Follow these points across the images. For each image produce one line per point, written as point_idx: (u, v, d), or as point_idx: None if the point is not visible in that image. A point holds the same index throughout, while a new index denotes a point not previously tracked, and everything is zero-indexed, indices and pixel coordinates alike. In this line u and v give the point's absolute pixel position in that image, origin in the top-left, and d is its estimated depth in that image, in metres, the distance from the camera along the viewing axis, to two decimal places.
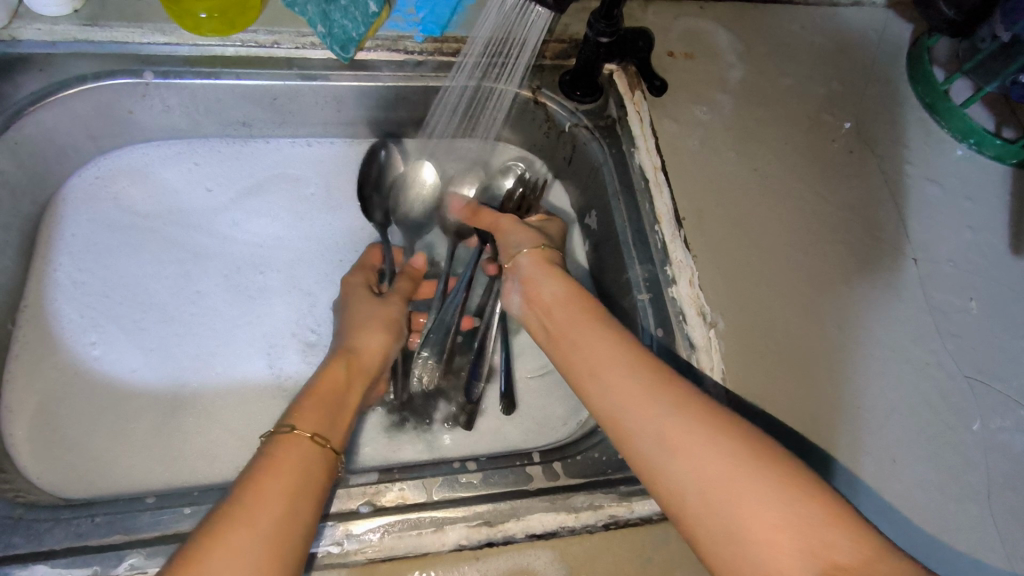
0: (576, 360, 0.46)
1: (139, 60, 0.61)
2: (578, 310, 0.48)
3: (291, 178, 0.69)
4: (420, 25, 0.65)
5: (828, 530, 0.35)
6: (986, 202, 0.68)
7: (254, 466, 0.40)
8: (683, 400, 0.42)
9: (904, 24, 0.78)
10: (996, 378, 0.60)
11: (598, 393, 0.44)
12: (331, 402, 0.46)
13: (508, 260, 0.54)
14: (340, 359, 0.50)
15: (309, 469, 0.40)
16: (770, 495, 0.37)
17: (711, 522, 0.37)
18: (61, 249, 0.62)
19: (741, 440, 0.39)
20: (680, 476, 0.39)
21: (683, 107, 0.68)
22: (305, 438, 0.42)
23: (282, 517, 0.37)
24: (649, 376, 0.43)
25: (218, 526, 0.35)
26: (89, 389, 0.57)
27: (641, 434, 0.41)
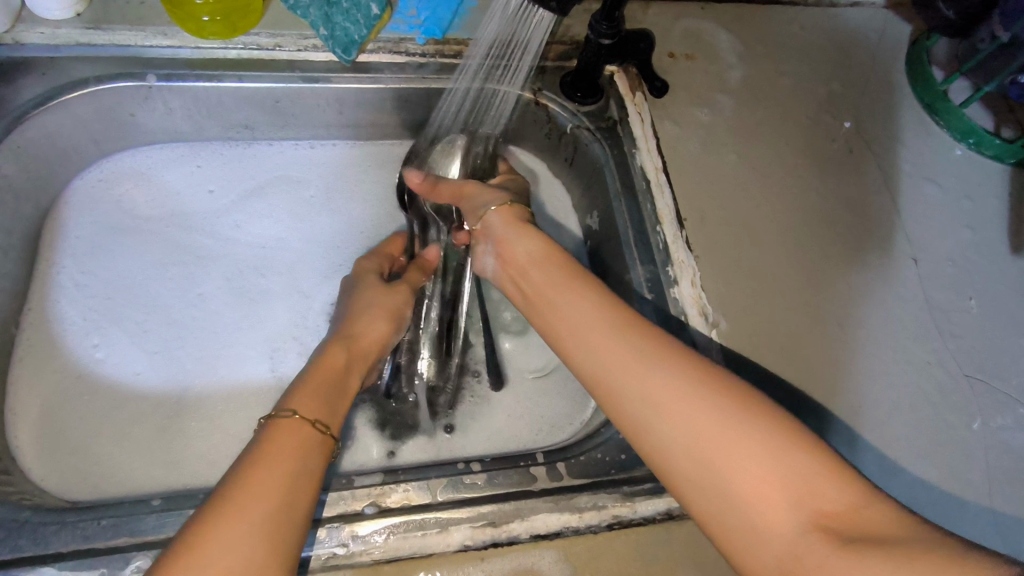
0: (557, 324, 0.46)
1: (141, 63, 0.61)
2: (555, 270, 0.48)
3: (293, 181, 0.70)
4: (421, 27, 0.65)
5: (818, 481, 0.35)
6: (985, 201, 0.69)
7: (248, 453, 0.40)
8: (667, 358, 0.41)
9: (903, 24, 0.78)
10: (996, 376, 0.60)
11: (581, 356, 0.44)
12: (329, 389, 0.47)
13: (479, 222, 0.53)
14: (337, 347, 0.50)
15: (306, 454, 0.41)
16: (759, 449, 0.37)
17: (700, 478, 0.38)
18: (64, 252, 0.62)
19: (729, 396, 0.39)
20: (668, 436, 0.39)
21: (684, 108, 0.68)
22: (305, 422, 0.42)
23: (279, 503, 0.37)
24: (632, 335, 0.43)
25: (215, 515, 0.35)
26: (93, 392, 0.57)
27: (626, 395, 0.41)
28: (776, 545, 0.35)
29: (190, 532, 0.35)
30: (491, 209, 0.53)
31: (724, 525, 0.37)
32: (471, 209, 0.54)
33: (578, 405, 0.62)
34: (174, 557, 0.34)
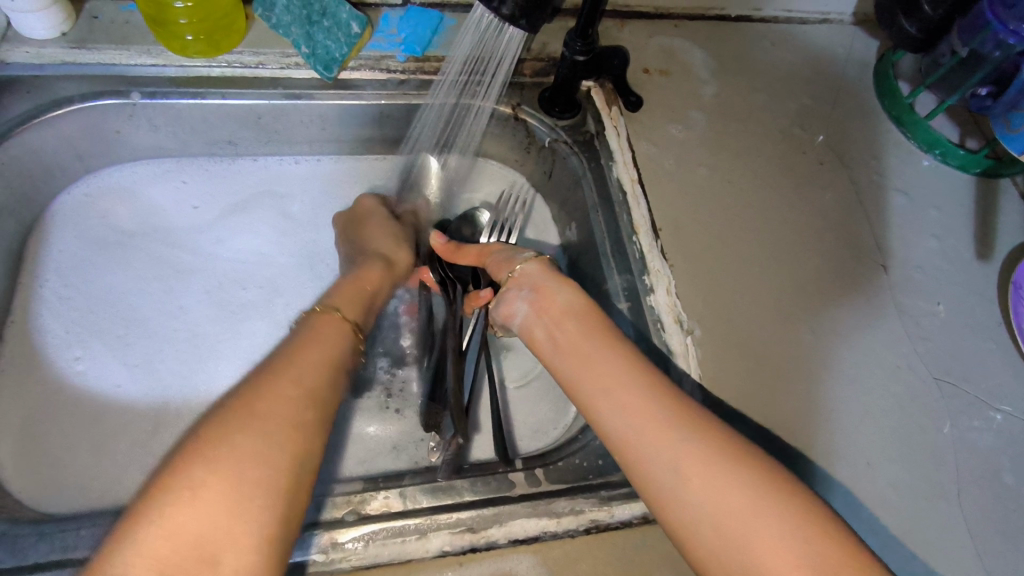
0: (587, 379, 0.47)
1: (126, 81, 0.62)
2: (589, 324, 0.50)
3: (277, 196, 0.71)
4: (402, 45, 0.67)
5: (848, 570, 0.37)
6: (952, 210, 0.71)
7: (293, 338, 0.46)
8: (700, 427, 0.43)
9: (869, 40, 0.80)
10: (966, 380, 0.62)
11: (608, 414, 0.45)
12: (363, 295, 0.54)
13: (514, 270, 0.56)
14: (375, 263, 0.58)
15: (339, 340, 0.47)
16: (790, 532, 0.38)
17: (728, 553, 0.38)
18: (48, 265, 0.63)
19: (757, 471, 0.41)
20: (697, 504, 0.40)
21: (658, 124, 0.70)
22: (337, 316, 0.49)
23: (325, 374, 0.43)
24: (667, 401, 0.45)
25: (271, 376, 0.41)
26: (73, 406, 0.57)
27: (657, 459, 0.42)
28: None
29: (251, 389, 0.40)
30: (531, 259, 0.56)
31: None
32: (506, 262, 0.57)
33: (560, 411, 0.63)
34: (238, 405, 0.39)
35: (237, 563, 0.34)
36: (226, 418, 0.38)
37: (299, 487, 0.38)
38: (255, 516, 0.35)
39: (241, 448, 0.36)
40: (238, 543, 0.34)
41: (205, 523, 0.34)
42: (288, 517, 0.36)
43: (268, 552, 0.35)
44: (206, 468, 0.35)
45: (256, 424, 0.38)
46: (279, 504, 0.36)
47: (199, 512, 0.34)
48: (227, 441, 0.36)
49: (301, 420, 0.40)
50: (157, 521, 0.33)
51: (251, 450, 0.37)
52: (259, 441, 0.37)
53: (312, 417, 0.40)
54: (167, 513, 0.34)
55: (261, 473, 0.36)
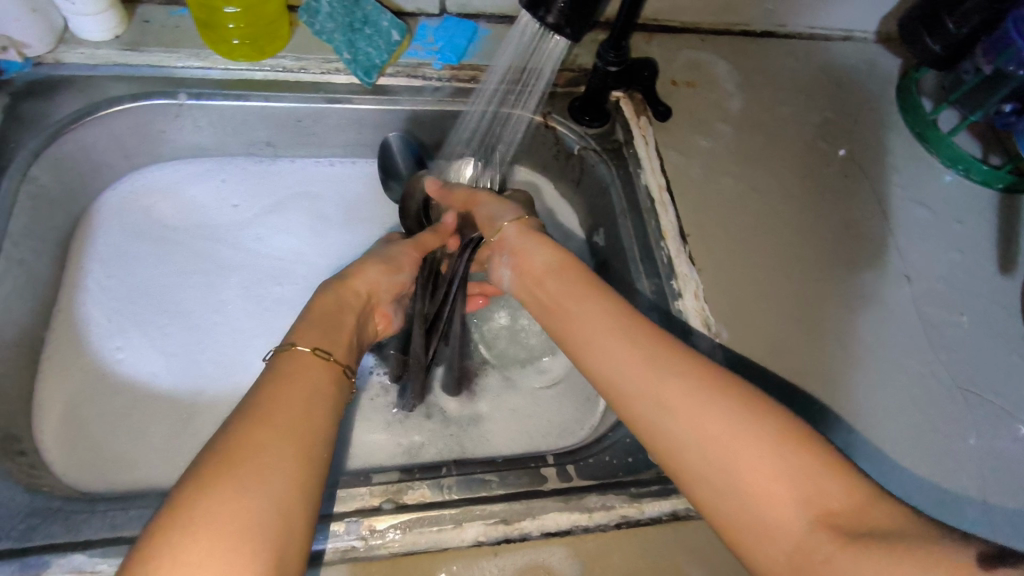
0: (574, 328, 0.49)
1: (174, 83, 0.64)
2: (571, 279, 0.51)
3: (313, 197, 0.73)
4: (439, 53, 0.69)
5: (826, 479, 0.37)
6: (975, 224, 0.72)
7: (263, 381, 0.41)
8: (681, 363, 0.44)
9: (892, 57, 0.82)
10: (989, 391, 0.62)
11: (594, 359, 0.47)
12: (327, 325, 0.49)
13: (496, 232, 0.58)
14: (328, 291, 0.53)
15: (317, 379, 0.43)
16: (766, 449, 0.38)
17: (709, 473, 0.40)
18: (93, 256, 0.65)
19: (734, 395, 0.41)
20: (681, 434, 0.41)
21: (685, 135, 0.72)
22: (310, 353, 0.45)
23: (304, 415, 0.40)
24: (647, 343, 0.45)
25: (241, 429, 0.37)
26: (117, 393, 0.60)
27: (641, 397, 0.44)
28: (781, 539, 0.36)
29: (220, 450, 0.36)
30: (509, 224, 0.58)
31: (737, 524, 0.38)
32: (490, 223, 0.59)
33: (587, 411, 0.64)
34: (210, 468, 0.34)
35: None
36: (195, 486, 0.33)
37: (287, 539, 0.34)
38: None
39: (214, 519, 0.32)
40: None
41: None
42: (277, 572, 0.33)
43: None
44: (179, 547, 0.31)
45: (229, 482, 0.34)
46: (269, 569, 0.32)
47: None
48: (200, 510, 0.32)
49: (283, 473, 0.36)
50: None
51: (229, 516, 0.33)
52: (239, 501, 0.33)
53: (298, 470, 0.36)
54: None
55: (244, 544, 0.32)
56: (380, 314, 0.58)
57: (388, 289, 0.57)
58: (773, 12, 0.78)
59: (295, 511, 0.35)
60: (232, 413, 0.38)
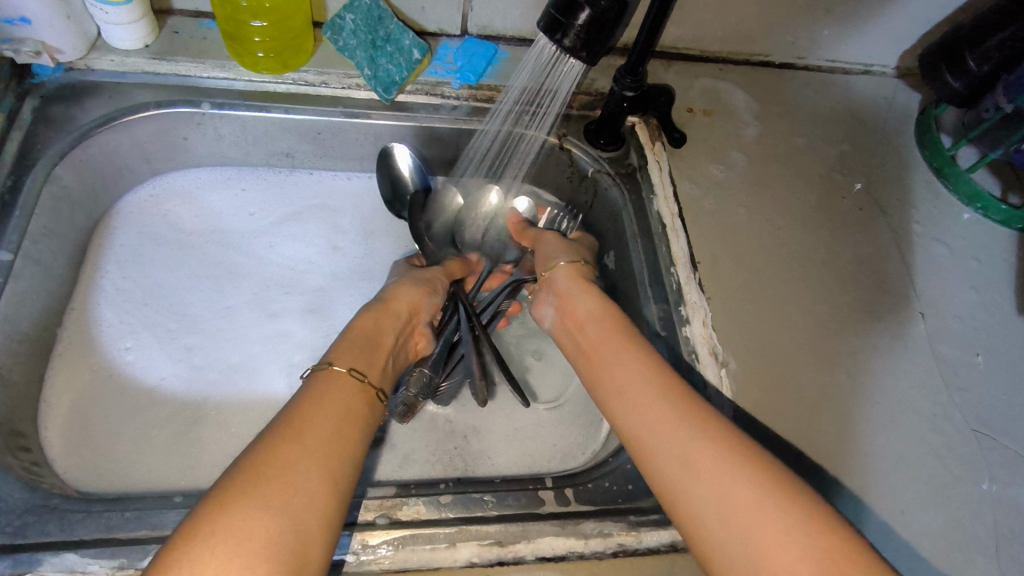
0: (606, 375, 0.50)
1: (199, 92, 0.66)
2: (609, 327, 0.53)
3: (328, 209, 0.74)
4: (458, 73, 0.70)
5: (851, 563, 0.35)
6: (992, 262, 0.71)
7: (300, 397, 0.44)
8: (708, 423, 0.44)
9: (912, 92, 0.81)
10: (1004, 433, 0.61)
11: (624, 411, 0.47)
12: (366, 344, 0.51)
13: (547, 271, 0.60)
14: (370, 310, 0.55)
15: (349, 401, 0.45)
16: (794, 524, 0.37)
17: (729, 541, 0.38)
18: (109, 257, 0.67)
19: (764, 466, 0.41)
20: (702, 494, 0.40)
21: (699, 162, 0.72)
22: (348, 373, 0.47)
23: (334, 450, 0.41)
24: (676, 399, 0.45)
25: (274, 446, 0.39)
26: (121, 394, 0.61)
27: (664, 452, 0.43)
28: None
29: (250, 461, 0.38)
30: (561, 266, 0.60)
31: None
32: (545, 260, 0.61)
33: (589, 435, 0.64)
34: (238, 479, 0.37)
35: None
36: (221, 496, 0.35)
37: (305, 563, 0.35)
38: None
39: (235, 531, 0.34)
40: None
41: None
42: None
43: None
44: (199, 550, 0.33)
45: (256, 496, 0.36)
46: None
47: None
48: (220, 523, 0.34)
49: (304, 497, 0.37)
50: None
51: (249, 531, 0.34)
52: (263, 519, 0.35)
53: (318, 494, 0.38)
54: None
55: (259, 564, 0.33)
56: (422, 335, 0.58)
57: (428, 308, 0.59)
58: (795, 44, 0.77)
59: (312, 537, 0.36)
60: (264, 430, 0.40)
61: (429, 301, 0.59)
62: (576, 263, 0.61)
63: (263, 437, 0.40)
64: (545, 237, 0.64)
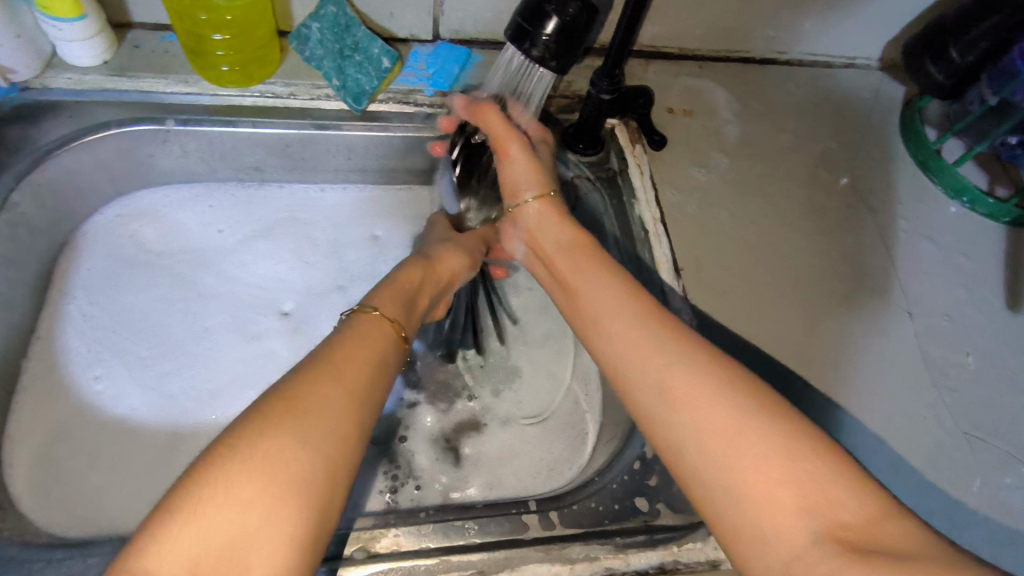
0: (583, 308, 0.50)
1: (162, 108, 0.63)
2: (584, 258, 0.52)
3: (303, 223, 0.72)
4: (430, 79, 0.67)
5: (837, 489, 0.35)
6: (982, 258, 0.69)
7: (340, 338, 0.44)
8: (687, 350, 0.43)
9: (896, 84, 0.80)
10: (996, 435, 0.60)
11: (601, 342, 0.47)
12: (405, 296, 0.52)
13: (517, 204, 0.59)
14: (417, 264, 0.56)
15: (383, 350, 0.45)
16: (775, 451, 0.37)
17: (708, 471, 0.38)
18: (75, 282, 0.65)
19: (745, 391, 0.40)
20: (683, 426, 0.40)
21: (681, 165, 0.70)
22: (387, 321, 0.47)
23: (368, 383, 0.41)
24: (653, 327, 0.45)
25: (309, 380, 0.39)
26: (94, 426, 0.60)
27: (642, 384, 0.43)
28: (785, 552, 0.35)
29: (291, 388, 0.38)
30: (527, 203, 0.58)
31: (730, 526, 0.37)
32: (514, 194, 0.59)
33: (577, 449, 0.62)
34: (271, 411, 0.36)
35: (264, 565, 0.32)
36: (257, 420, 0.35)
37: (333, 496, 0.35)
38: (288, 525, 0.33)
39: (270, 460, 0.34)
40: (269, 555, 0.32)
41: (238, 523, 0.32)
42: (320, 520, 0.34)
43: (301, 556, 0.33)
44: (237, 473, 0.33)
45: (279, 426, 0.35)
46: (313, 519, 0.34)
47: (230, 514, 0.32)
48: (260, 447, 0.34)
49: (338, 429, 0.37)
50: (183, 524, 0.31)
51: (286, 460, 0.34)
52: (297, 453, 0.35)
53: (346, 425, 0.38)
54: (196, 505, 0.32)
55: (290, 495, 0.34)
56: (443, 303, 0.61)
57: (462, 278, 0.61)
58: (776, 39, 0.76)
59: (342, 466, 0.36)
60: (301, 363, 0.40)
61: (465, 268, 0.61)
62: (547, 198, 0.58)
63: (299, 369, 0.40)
64: (510, 152, 0.57)
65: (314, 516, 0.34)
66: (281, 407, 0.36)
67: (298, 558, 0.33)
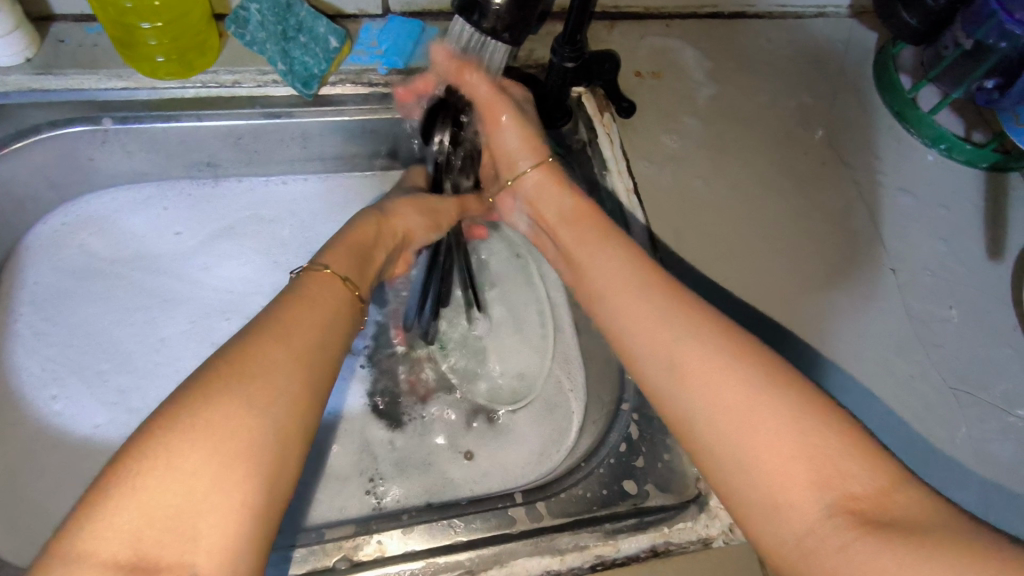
0: (590, 285, 0.49)
1: (97, 106, 0.59)
2: (586, 228, 0.51)
3: (264, 219, 0.69)
4: (383, 57, 0.63)
5: (850, 460, 0.35)
6: (961, 207, 0.68)
7: (284, 298, 0.41)
8: (697, 321, 0.42)
9: (869, 31, 0.77)
10: (981, 387, 0.59)
11: (609, 315, 0.46)
12: (361, 251, 0.49)
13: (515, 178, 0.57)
14: (368, 216, 0.53)
15: (337, 309, 0.42)
16: (786, 424, 0.36)
17: (719, 446, 0.38)
18: (24, 299, 0.62)
19: (754, 360, 0.39)
20: (694, 399, 0.39)
21: (653, 132, 0.67)
22: (338, 279, 0.45)
23: (317, 344, 0.39)
24: (663, 299, 0.44)
25: (252, 342, 0.37)
26: (53, 449, 0.57)
27: (651, 359, 0.42)
28: (796, 522, 0.35)
29: (228, 356, 0.35)
30: (525, 172, 0.56)
31: (741, 498, 0.37)
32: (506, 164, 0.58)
33: (562, 432, 0.61)
34: (214, 374, 0.34)
35: (214, 536, 0.31)
36: (194, 388, 0.34)
37: (284, 463, 0.34)
38: (237, 492, 0.32)
39: (218, 423, 0.32)
40: (223, 523, 0.31)
41: (181, 496, 0.30)
42: (275, 482, 0.33)
43: (257, 518, 0.32)
44: (179, 442, 0.31)
45: (221, 393, 0.33)
46: (267, 484, 0.33)
47: (174, 485, 0.30)
48: (200, 418, 0.32)
49: (287, 391, 0.35)
50: (127, 497, 0.30)
51: (230, 429, 0.33)
52: (241, 418, 0.33)
53: (298, 388, 0.36)
54: (140, 480, 0.30)
55: (240, 460, 0.32)
56: (402, 261, 0.59)
57: (420, 240, 0.57)
58: None
59: (293, 435, 0.35)
60: (247, 322, 0.38)
61: (426, 231, 0.56)
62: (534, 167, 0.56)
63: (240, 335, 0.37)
64: (500, 123, 0.55)
65: (262, 484, 0.33)
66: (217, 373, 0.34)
67: (253, 523, 0.32)
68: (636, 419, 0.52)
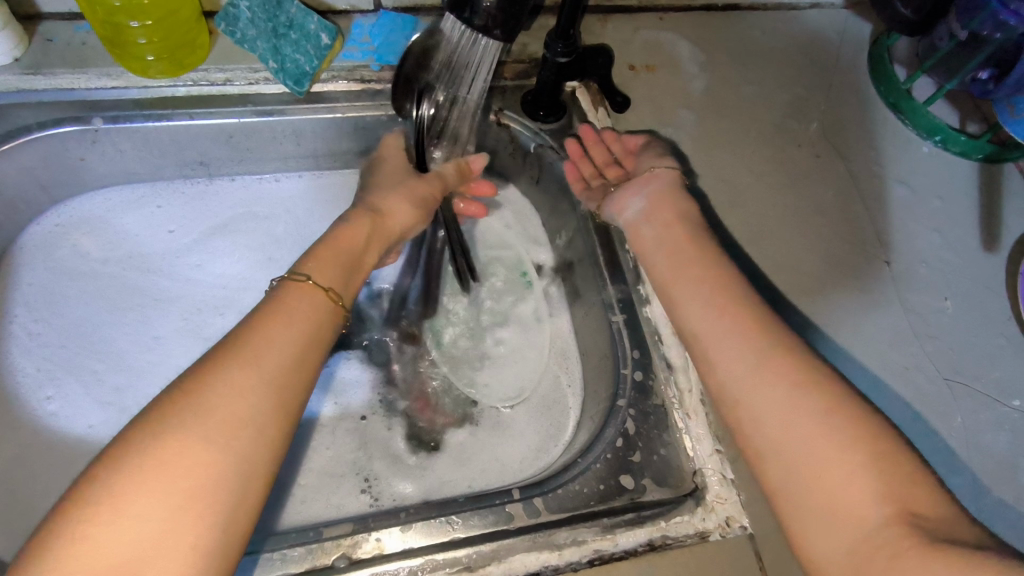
0: (677, 293, 0.50)
1: (86, 105, 0.58)
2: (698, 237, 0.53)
3: (258, 217, 0.69)
4: (375, 53, 0.62)
5: (921, 490, 0.36)
6: (955, 200, 0.68)
7: (257, 313, 0.42)
8: (783, 344, 0.44)
9: (862, 22, 0.77)
10: (976, 377, 0.59)
11: (691, 324, 0.48)
12: (343, 257, 0.49)
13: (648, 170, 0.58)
14: (363, 217, 0.53)
15: (312, 325, 0.43)
16: (858, 447, 0.38)
17: (791, 455, 0.40)
18: (16, 300, 0.62)
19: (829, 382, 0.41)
20: (773, 411, 0.41)
21: (648, 126, 0.67)
22: (320, 290, 0.45)
23: (290, 367, 0.40)
24: (750, 318, 0.46)
25: (215, 370, 0.37)
26: (48, 451, 0.57)
27: (731, 369, 0.44)
28: (853, 535, 0.37)
29: (185, 389, 0.36)
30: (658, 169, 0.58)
31: (802, 509, 0.39)
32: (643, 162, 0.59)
33: (560, 427, 0.61)
34: (169, 406, 0.35)
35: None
36: (150, 425, 0.34)
37: (247, 493, 0.35)
38: (190, 532, 0.32)
39: (168, 466, 0.33)
40: (177, 562, 0.32)
41: (132, 540, 0.31)
42: (234, 517, 0.34)
43: (213, 554, 0.33)
44: (136, 485, 0.32)
45: (179, 430, 0.34)
46: (221, 521, 0.34)
47: (123, 529, 0.31)
48: (157, 456, 0.33)
49: (250, 425, 0.36)
50: (75, 541, 0.31)
51: (186, 466, 0.33)
52: (198, 455, 0.34)
53: (265, 418, 0.37)
54: (82, 528, 0.31)
55: (194, 500, 0.33)
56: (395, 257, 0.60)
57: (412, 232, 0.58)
58: None
59: (256, 470, 0.36)
60: (213, 351, 0.38)
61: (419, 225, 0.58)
62: (661, 168, 0.58)
63: (202, 362, 0.38)
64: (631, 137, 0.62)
65: (220, 522, 0.34)
66: (174, 407, 0.35)
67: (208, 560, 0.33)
68: (632, 413, 0.52)
